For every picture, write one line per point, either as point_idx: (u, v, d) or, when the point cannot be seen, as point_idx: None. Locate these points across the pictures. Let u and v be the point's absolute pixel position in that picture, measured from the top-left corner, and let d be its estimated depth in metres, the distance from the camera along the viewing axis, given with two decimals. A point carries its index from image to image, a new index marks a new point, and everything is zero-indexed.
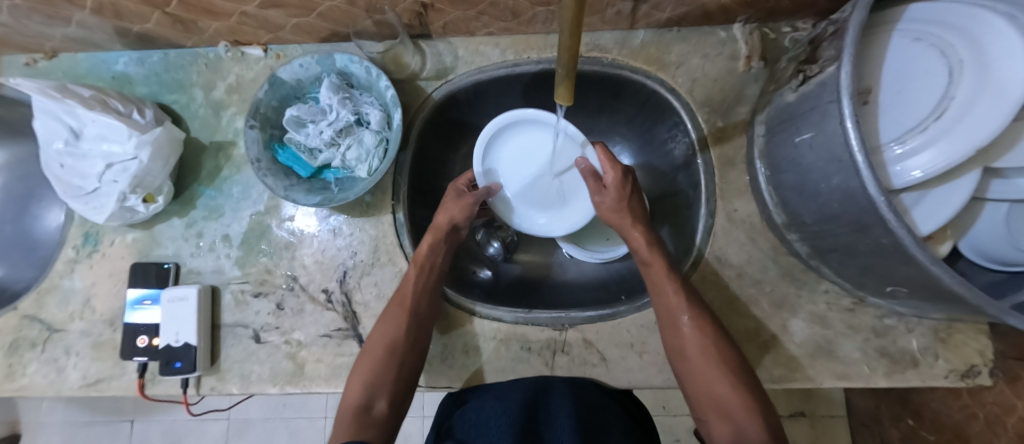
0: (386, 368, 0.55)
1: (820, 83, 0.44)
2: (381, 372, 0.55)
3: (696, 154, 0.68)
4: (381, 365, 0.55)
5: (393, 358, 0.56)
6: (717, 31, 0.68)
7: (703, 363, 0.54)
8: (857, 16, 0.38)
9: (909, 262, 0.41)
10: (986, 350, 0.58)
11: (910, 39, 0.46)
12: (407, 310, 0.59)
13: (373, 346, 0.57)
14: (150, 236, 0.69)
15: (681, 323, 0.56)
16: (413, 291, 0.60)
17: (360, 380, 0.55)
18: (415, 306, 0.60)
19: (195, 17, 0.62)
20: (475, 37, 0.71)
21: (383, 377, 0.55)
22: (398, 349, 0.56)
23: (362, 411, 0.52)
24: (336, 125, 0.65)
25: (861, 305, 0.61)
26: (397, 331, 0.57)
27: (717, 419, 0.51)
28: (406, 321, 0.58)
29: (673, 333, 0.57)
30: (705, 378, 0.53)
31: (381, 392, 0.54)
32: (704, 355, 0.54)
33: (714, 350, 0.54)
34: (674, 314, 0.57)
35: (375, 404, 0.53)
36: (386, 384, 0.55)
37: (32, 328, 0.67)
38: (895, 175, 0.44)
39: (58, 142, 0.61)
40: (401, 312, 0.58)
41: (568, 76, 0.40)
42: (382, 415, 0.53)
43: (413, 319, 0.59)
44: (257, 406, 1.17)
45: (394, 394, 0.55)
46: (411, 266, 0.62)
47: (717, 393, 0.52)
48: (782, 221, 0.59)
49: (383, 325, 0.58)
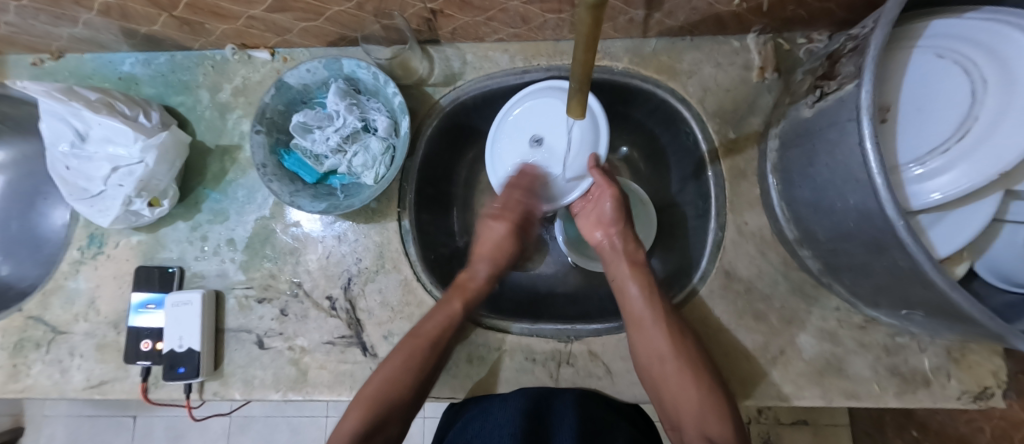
0: (397, 401, 0.56)
1: (839, 99, 0.43)
2: (383, 407, 0.55)
3: (707, 165, 0.67)
4: (389, 399, 0.56)
5: (397, 395, 0.56)
6: (731, 41, 0.67)
7: (689, 392, 0.54)
8: (881, 32, 0.37)
9: (926, 286, 0.40)
10: (999, 371, 0.56)
11: (932, 55, 0.45)
12: (427, 347, 0.58)
13: (382, 381, 0.56)
14: (155, 239, 0.69)
15: (649, 333, 0.57)
16: (439, 327, 0.60)
17: (360, 413, 0.55)
18: (433, 341, 0.59)
19: (202, 19, 0.61)
20: (484, 43, 0.70)
21: (390, 410, 0.56)
22: (409, 384, 0.57)
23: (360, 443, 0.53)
24: (343, 131, 0.64)
25: (872, 323, 0.60)
26: (409, 369, 0.57)
27: (688, 418, 0.54)
28: (427, 358, 0.58)
29: (643, 344, 0.57)
30: (678, 383, 0.55)
31: (383, 425, 0.55)
32: (692, 384, 0.54)
33: (686, 357, 0.56)
34: (646, 325, 0.58)
35: (376, 436, 0.55)
36: (391, 418, 0.56)
37: (36, 329, 0.67)
38: (914, 195, 0.43)
39: (64, 144, 0.61)
40: (418, 348, 0.58)
41: (581, 89, 0.40)
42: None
43: (428, 358, 0.58)
44: (259, 405, 1.17)
45: (394, 426, 0.56)
46: (451, 304, 0.62)
47: (685, 399, 0.54)
48: (793, 236, 0.58)
49: (399, 359, 0.58)
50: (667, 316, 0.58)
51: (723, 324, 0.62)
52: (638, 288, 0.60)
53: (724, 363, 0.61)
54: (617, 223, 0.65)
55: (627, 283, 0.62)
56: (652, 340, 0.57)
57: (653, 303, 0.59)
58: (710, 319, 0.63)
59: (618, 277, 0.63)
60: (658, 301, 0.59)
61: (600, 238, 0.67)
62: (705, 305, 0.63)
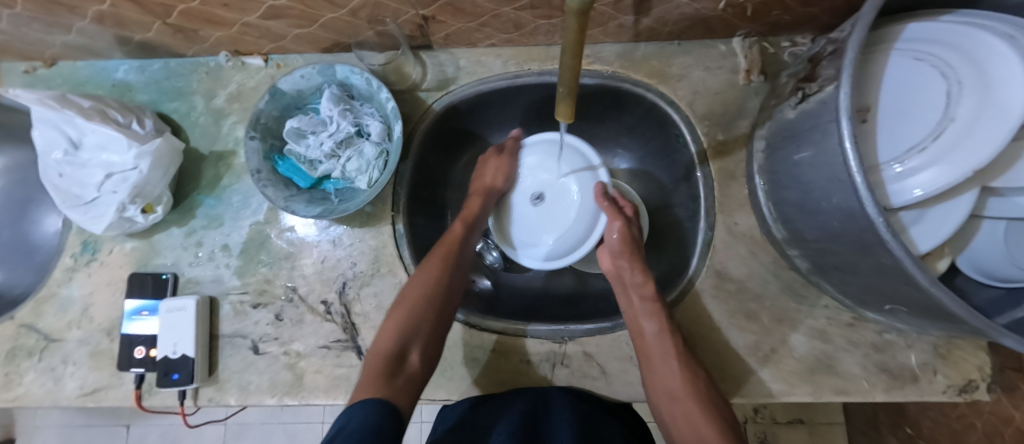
0: (421, 318, 0.56)
1: (821, 101, 0.44)
2: (412, 321, 0.56)
3: (697, 167, 0.68)
4: (416, 313, 0.56)
5: (422, 309, 0.57)
6: (718, 45, 0.68)
7: (701, 431, 0.51)
8: (857, 36, 0.38)
9: (909, 282, 0.41)
10: (984, 366, 0.58)
11: (910, 58, 0.46)
12: (442, 259, 0.61)
13: (405, 297, 0.58)
14: (149, 245, 0.69)
15: (662, 369, 0.56)
16: (451, 241, 0.64)
17: (389, 330, 0.55)
18: (445, 255, 0.62)
19: (196, 26, 0.62)
20: (477, 48, 0.71)
21: (417, 323, 0.56)
22: (433, 296, 0.58)
23: (395, 357, 0.53)
24: (337, 136, 0.65)
25: (861, 320, 0.61)
26: (429, 278, 0.59)
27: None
28: (444, 267, 0.61)
29: (657, 378, 0.57)
30: (688, 423, 0.53)
31: (414, 340, 0.55)
32: (704, 422, 0.52)
33: (699, 400, 0.54)
34: (657, 359, 0.57)
35: (409, 353, 0.54)
36: (418, 332, 0.56)
37: (29, 337, 0.67)
38: (894, 194, 0.44)
39: (56, 152, 0.60)
40: (435, 261, 0.61)
41: (570, 94, 0.41)
42: (415, 364, 0.54)
43: (445, 267, 0.61)
44: (254, 412, 1.16)
45: (426, 341, 0.56)
46: (459, 220, 0.67)
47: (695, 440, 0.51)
48: (782, 236, 0.59)
49: (424, 271, 0.60)
50: (683, 355, 0.57)
51: (715, 323, 0.63)
52: (655, 326, 0.58)
53: (717, 362, 0.61)
54: (626, 253, 0.64)
55: (642, 319, 0.59)
56: (663, 376, 0.56)
57: (666, 341, 0.57)
58: (704, 318, 0.63)
59: (631, 313, 0.61)
60: (675, 338, 0.57)
61: (610, 266, 0.67)
62: (697, 305, 0.64)
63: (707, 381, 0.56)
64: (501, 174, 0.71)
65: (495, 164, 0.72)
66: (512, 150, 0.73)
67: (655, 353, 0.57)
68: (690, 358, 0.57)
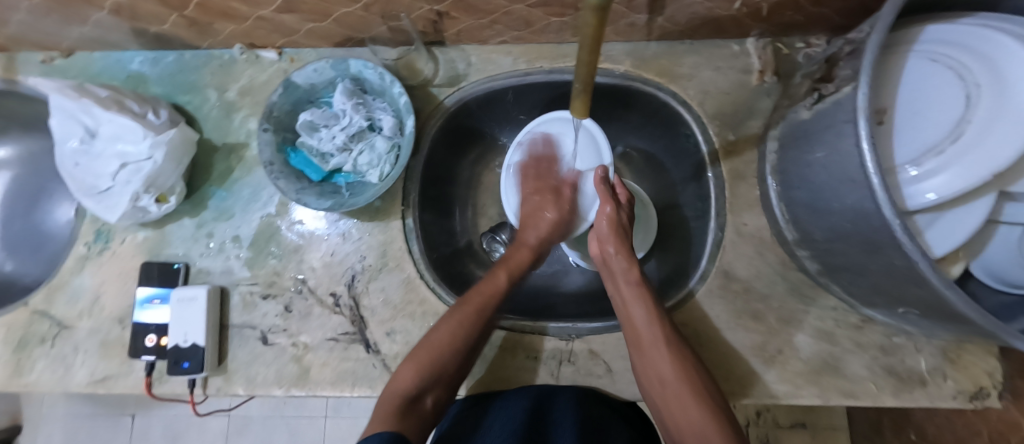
0: (445, 367, 0.55)
1: (836, 102, 0.44)
2: (434, 368, 0.54)
3: (707, 167, 0.68)
4: (441, 362, 0.54)
5: (449, 359, 0.55)
6: (730, 45, 0.68)
7: (693, 414, 0.50)
8: (876, 37, 0.38)
9: (922, 285, 0.41)
10: (993, 371, 0.57)
11: (928, 59, 0.46)
12: (476, 310, 0.58)
13: (432, 344, 0.55)
14: (160, 235, 0.69)
15: (652, 355, 0.55)
16: (489, 290, 0.60)
17: (410, 373, 0.54)
18: (482, 305, 0.59)
19: (211, 19, 0.62)
20: (488, 45, 0.71)
21: (439, 372, 0.54)
22: (462, 347, 0.56)
23: (410, 401, 0.52)
24: (349, 130, 0.65)
25: (869, 323, 0.61)
26: (463, 328, 0.56)
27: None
28: (478, 323, 0.57)
29: (647, 365, 0.56)
30: (681, 409, 0.51)
31: (432, 386, 0.54)
32: (694, 404, 0.51)
33: (691, 385, 0.52)
34: (646, 345, 0.56)
35: (423, 396, 0.53)
36: (439, 380, 0.54)
37: (41, 324, 0.68)
38: (910, 196, 0.43)
39: (74, 141, 0.61)
40: (469, 311, 0.57)
41: (585, 91, 0.41)
42: (426, 409, 0.54)
43: (480, 320, 0.57)
44: (258, 404, 1.17)
45: (444, 388, 0.55)
46: (501, 269, 0.63)
47: (688, 424, 0.50)
48: (792, 237, 0.59)
49: (451, 320, 0.57)
50: (675, 343, 0.56)
51: (722, 323, 0.63)
52: (642, 311, 0.57)
53: (723, 362, 0.61)
54: (611, 237, 0.63)
55: (630, 305, 0.59)
56: (653, 363, 0.55)
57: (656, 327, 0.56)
58: (712, 318, 0.63)
59: (621, 299, 0.61)
60: (665, 324, 0.57)
61: (598, 252, 0.66)
62: (704, 305, 0.64)
63: (700, 368, 0.54)
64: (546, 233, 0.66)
65: (550, 218, 0.66)
66: (568, 199, 0.68)
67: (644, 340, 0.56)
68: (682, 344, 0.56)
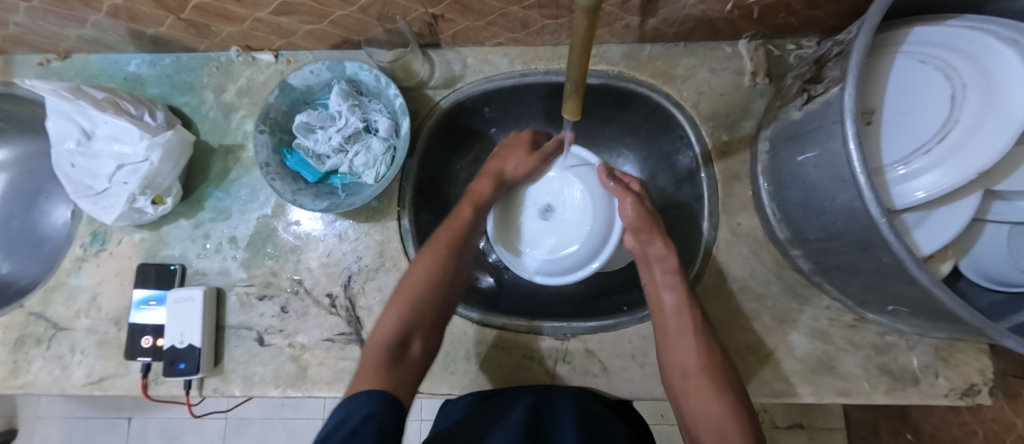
0: (425, 308, 0.57)
1: (826, 102, 0.45)
2: (415, 311, 0.56)
3: (701, 167, 0.69)
4: (416, 304, 0.57)
5: (426, 296, 0.58)
6: (723, 47, 0.69)
7: (712, 406, 0.54)
8: (863, 38, 0.38)
9: (911, 283, 0.41)
10: (985, 369, 0.58)
11: (915, 61, 0.47)
12: (447, 248, 0.62)
13: (408, 286, 0.58)
14: (157, 236, 0.70)
15: (680, 344, 0.57)
16: (456, 228, 0.64)
17: (391, 319, 0.56)
18: (452, 245, 0.62)
19: (209, 22, 0.63)
20: (484, 46, 0.72)
21: (419, 312, 0.57)
22: (436, 288, 0.58)
23: (397, 349, 0.54)
24: (345, 131, 0.65)
25: (862, 322, 0.61)
26: (436, 270, 0.59)
27: (707, 434, 0.53)
28: (447, 256, 0.61)
29: (675, 355, 0.57)
30: (700, 402, 0.54)
31: (415, 331, 0.56)
32: (714, 396, 0.54)
33: (714, 377, 0.55)
34: (674, 335, 0.58)
35: (410, 343, 0.55)
36: (421, 323, 0.56)
37: (38, 325, 0.68)
38: (898, 195, 0.44)
39: (70, 142, 0.61)
40: (439, 251, 0.61)
41: (577, 91, 0.42)
42: (416, 354, 0.55)
43: (450, 259, 0.61)
44: (256, 406, 1.17)
45: (427, 333, 0.57)
46: (465, 203, 0.66)
47: (708, 414, 0.54)
48: (785, 236, 0.60)
49: (425, 259, 0.60)
50: (701, 332, 0.57)
51: (718, 322, 0.63)
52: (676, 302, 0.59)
53: None
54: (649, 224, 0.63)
55: (663, 294, 0.60)
56: (679, 353, 0.57)
57: (689, 318, 0.57)
58: (707, 317, 0.64)
59: (655, 289, 0.61)
60: (695, 314, 0.58)
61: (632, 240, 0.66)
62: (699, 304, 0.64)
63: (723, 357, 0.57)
64: (520, 169, 0.68)
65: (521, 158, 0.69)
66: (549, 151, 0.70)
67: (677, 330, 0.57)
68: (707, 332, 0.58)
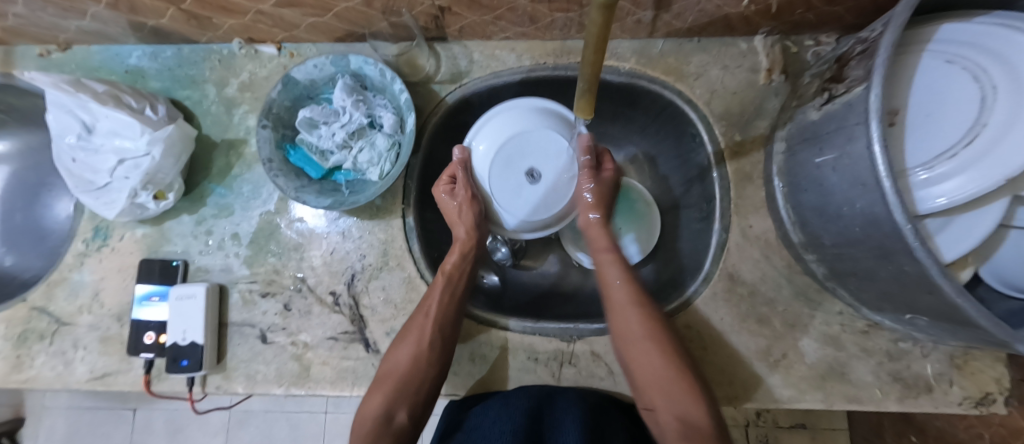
0: (409, 381, 0.56)
1: (847, 103, 0.43)
2: (401, 386, 0.55)
3: (712, 168, 0.67)
4: (403, 379, 0.56)
5: (412, 372, 0.56)
6: (738, 43, 0.67)
7: (660, 370, 0.53)
8: (890, 36, 0.37)
9: (932, 292, 0.40)
10: (1001, 378, 0.57)
11: (943, 61, 0.45)
12: (433, 320, 0.59)
13: (393, 360, 0.57)
14: (159, 232, 0.69)
15: (626, 315, 0.57)
16: (439, 302, 0.60)
17: (380, 394, 0.55)
18: (437, 320, 0.59)
19: (210, 14, 0.61)
20: (491, 41, 0.70)
21: (406, 386, 0.55)
22: (421, 362, 0.56)
23: (382, 422, 0.53)
24: (349, 127, 0.64)
25: (875, 328, 0.60)
26: (419, 345, 0.57)
27: (660, 404, 0.51)
28: (432, 329, 0.58)
29: (622, 329, 0.57)
30: (648, 366, 0.53)
31: (401, 403, 0.55)
32: (662, 362, 0.53)
33: (659, 343, 0.54)
34: (624, 306, 0.57)
35: (396, 415, 0.54)
36: (407, 396, 0.55)
37: (40, 320, 0.68)
38: (921, 200, 0.42)
39: (70, 136, 0.60)
40: (426, 323, 0.58)
41: (591, 89, 0.40)
42: (402, 426, 0.54)
43: (435, 331, 0.58)
44: (258, 400, 1.17)
45: (415, 404, 0.56)
46: (439, 275, 0.62)
47: (657, 380, 0.53)
48: (798, 240, 0.58)
49: (407, 336, 0.58)
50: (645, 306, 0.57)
51: (727, 327, 0.62)
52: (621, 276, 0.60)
53: (727, 366, 0.61)
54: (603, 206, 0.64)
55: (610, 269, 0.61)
56: (625, 322, 0.57)
57: (633, 295, 0.58)
58: (716, 321, 0.63)
59: (603, 274, 0.62)
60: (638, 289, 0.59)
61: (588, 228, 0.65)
62: (708, 308, 0.63)
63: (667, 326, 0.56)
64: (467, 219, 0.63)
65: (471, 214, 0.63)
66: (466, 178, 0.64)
67: (622, 307, 0.57)
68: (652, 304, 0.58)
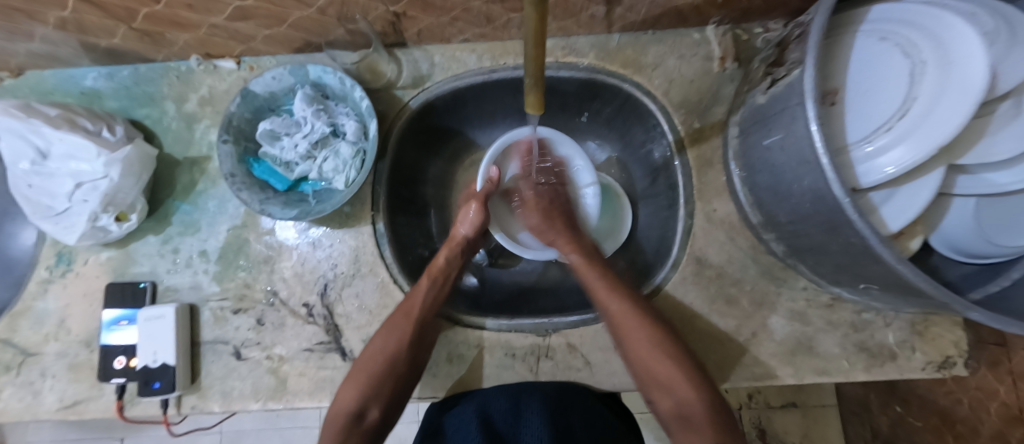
0: (383, 379, 0.56)
1: (788, 84, 0.44)
2: (375, 382, 0.56)
3: (675, 155, 0.68)
4: (376, 374, 0.56)
5: (392, 374, 0.56)
6: (692, 33, 0.69)
7: (656, 356, 0.53)
8: (819, 19, 0.38)
9: (878, 261, 0.41)
10: (960, 341, 0.59)
11: (875, 38, 0.47)
12: (414, 320, 0.59)
13: (368, 357, 0.57)
14: (124, 254, 0.68)
15: (614, 300, 0.58)
16: (421, 303, 0.61)
17: (352, 389, 0.56)
18: (420, 319, 0.60)
19: (163, 30, 0.60)
20: (451, 44, 0.71)
21: (380, 385, 0.56)
22: (399, 361, 0.57)
23: (354, 419, 0.54)
24: (312, 137, 0.64)
25: (838, 301, 0.61)
26: (402, 342, 0.57)
27: (659, 397, 0.53)
28: (411, 330, 0.59)
29: (630, 345, 0.55)
30: (649, 357, 0.54)
31: (375, 400, 0.55)
32: (654, 348, 0.54)
33: (653, 334, 0.55)
34: (603, 290, 0.59)
35: (368, 412, 0.55)
36: (381, 394, 0.56)
37: (6, 352, 0.66)
38: (866, 173, 0.44)
39: (23, 163, 0.59)
40: (406, 324, 0.59)
41: (537, 84, 0.41)
42: (372, 423, 0.55)
43: (417, 331, 0.59)
44: (250, 419, 1.15)
45: (387, 402, 0.56)
46: (425, 276, 0.64)
47: (657, 378, 0.53)
48: (758, 221, 0.60)
49: (388, 330, 0.58)
50: (645, 321, 0.56)
51: (695, 311, 0.63)
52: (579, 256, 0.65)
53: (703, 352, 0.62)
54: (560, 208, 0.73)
55: (568, 254, 0.67)
56: (615, 307, 0.57)
57: (609, 284, 0.60)
58: (686, 307, 0.64)
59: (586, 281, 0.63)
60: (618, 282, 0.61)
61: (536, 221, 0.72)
62: (678, 294, 0.64)
63: (659, 318, 0.57)
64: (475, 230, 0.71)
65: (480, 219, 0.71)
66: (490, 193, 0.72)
67: (606, 299, 0.58)
68: (658, 320, 0.56)
